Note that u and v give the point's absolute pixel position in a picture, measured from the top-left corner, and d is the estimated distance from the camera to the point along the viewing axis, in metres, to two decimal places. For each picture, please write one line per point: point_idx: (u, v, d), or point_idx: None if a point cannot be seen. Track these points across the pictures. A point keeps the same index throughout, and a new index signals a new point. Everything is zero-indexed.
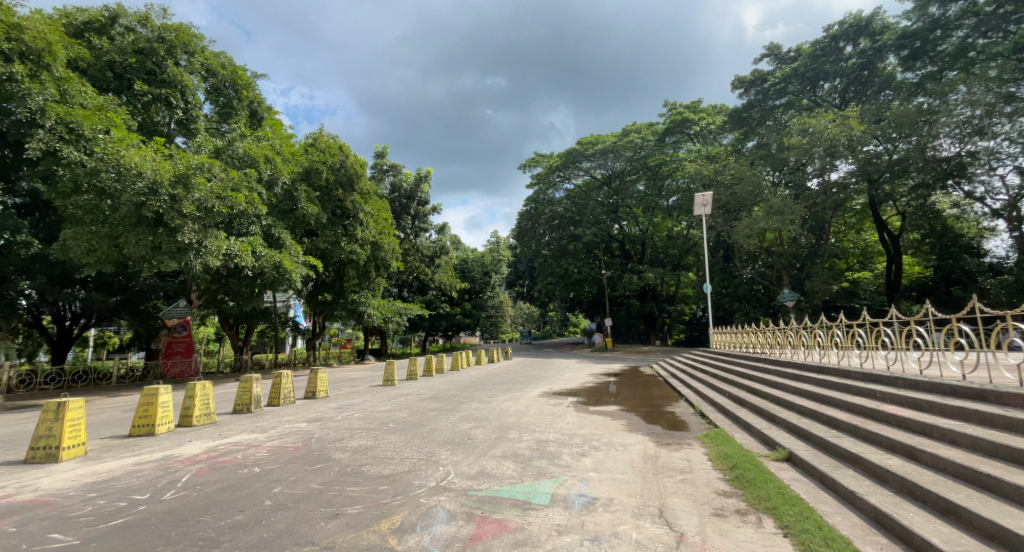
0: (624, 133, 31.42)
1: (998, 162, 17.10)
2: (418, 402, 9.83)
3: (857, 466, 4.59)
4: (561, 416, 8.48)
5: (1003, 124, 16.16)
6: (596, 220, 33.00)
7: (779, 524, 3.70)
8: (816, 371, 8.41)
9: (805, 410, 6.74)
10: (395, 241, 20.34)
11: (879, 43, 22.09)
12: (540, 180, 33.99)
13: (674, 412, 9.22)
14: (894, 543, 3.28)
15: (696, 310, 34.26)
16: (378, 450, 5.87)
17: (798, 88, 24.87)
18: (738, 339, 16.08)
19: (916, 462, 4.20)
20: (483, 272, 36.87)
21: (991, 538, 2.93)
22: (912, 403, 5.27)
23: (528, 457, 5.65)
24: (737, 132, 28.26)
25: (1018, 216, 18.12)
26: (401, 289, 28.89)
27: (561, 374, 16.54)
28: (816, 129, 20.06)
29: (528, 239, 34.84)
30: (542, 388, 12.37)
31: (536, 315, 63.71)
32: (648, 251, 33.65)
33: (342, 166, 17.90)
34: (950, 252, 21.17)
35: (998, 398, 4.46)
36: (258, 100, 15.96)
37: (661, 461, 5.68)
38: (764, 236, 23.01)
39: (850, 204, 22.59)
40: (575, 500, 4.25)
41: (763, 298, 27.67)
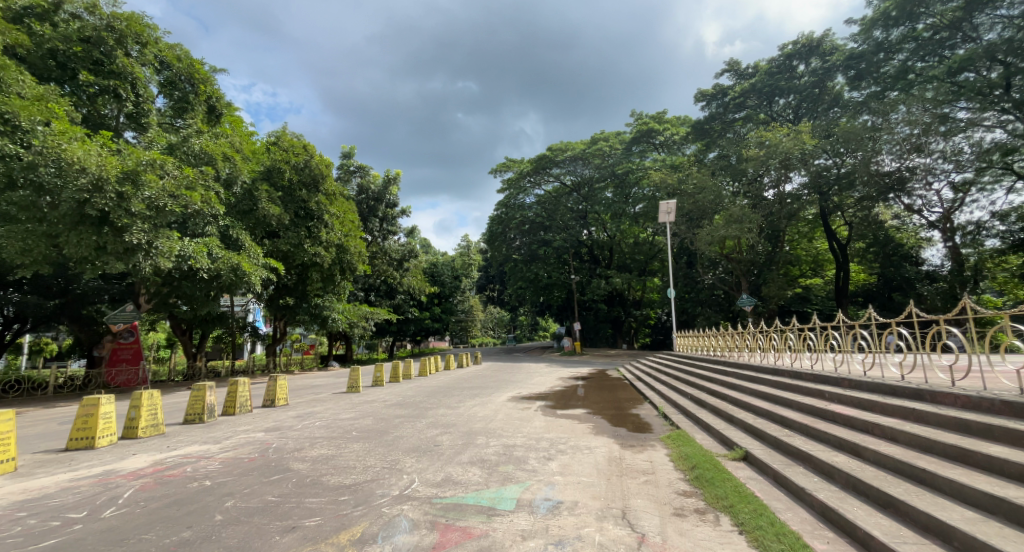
0: (593, 141, 32.06)
1: (935, 177, 18.42)
2: (384, 409, 9.61)
3: (807, 463, 4.82)
4: (529, 420, 8.47)
5: (938, 143, 17.49)
6: (565, 226, 33.43)
7: (736, 521, 3.84)
8: (771, 373, 8.77)
9: (760, 411, 7.02)
10: (361, 244, 19.89)
11: (828, 64, 23.46)
12: (510, 185, 33.96)
13: (639, 414, 9.40)
14: (839, 536, 3.44)
15: (660, 315, 35.19)
16: (340, 459, 5.70)
17: (755, 102, 26.18)
18: (700, 342, 16.58)
19: (860, 458, 4.45)
20: (453, 276, 36.57)
21: (926, 529, 3.14)
22: (856, 402, 5.59)
23: (494, 463, 5.62)
24: (699, 143, 29.17)
25: (951, 227, 19.61)
26: (368, 293, 28.32)
27: (529, 378, 16.61)
28: (772, 142, 21.18)
29: (498, 244, 34.76)
30: (511, 393, 12.32)
31: (506, 319, 63.68)
32: (615, 257, 34.29)
33: (307, 166, 17.41)
34: (892, 260, 22.71)
35: (933, 397, 4.78)
36: (217, 96, 15.23)
37: (625, 463, 5.78)
38: (724, 244, 23.89)
39: (803, 214, 23.80)
40: (540, 504, 4.25)
41: (723, 303, 28.64)
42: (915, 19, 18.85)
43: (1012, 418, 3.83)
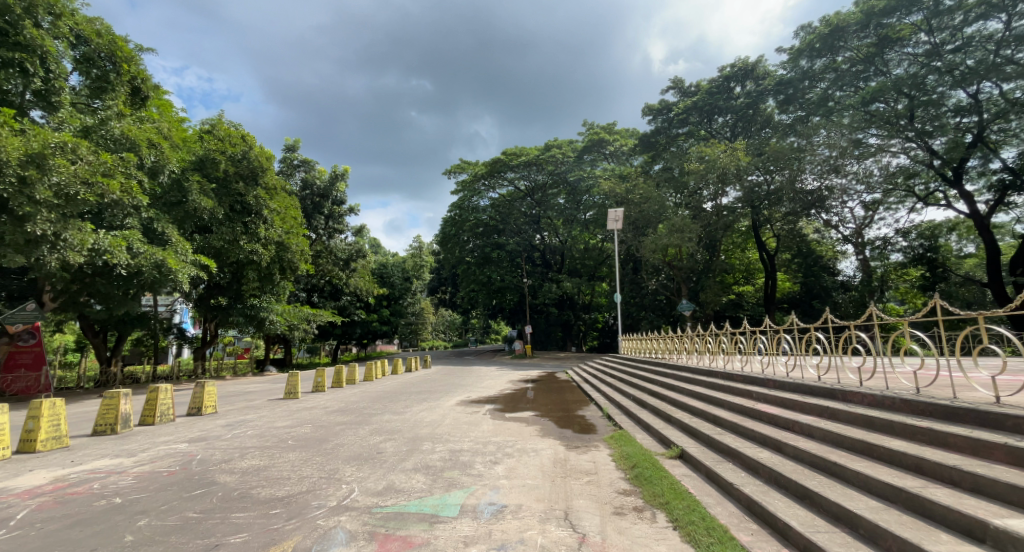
0: (546, 147, 32.38)
1: (848, 196, 20.49)
2: (324, 416, 9.18)
3: (735, 459, 5.12)
4: (476, 424, 8.41)
5: (853, 165, 19.39)
6: (518, 230, 33.72)
7: (670, 518, 4.00)
8: (705, 374, 9.26)
9: (695, 411, 7.38)
10: (304, 242, 18.99)
11: (761, 88, 25.35)
12: (465, 188, 33.59)
13: (584, 415, 9.60)
14: (762, 527, 3.69)
15: (608, 318, 36.28)
16: (273, 470, 5.37)
17: (697, 119, 27.66)
18: (643, 345, 17.28)
19: (782, 454, 4.79)
20: (404, 278, 35.84)
21: (836, 518, 3.42)
22: (779, 401, 6.01)
23: (439, 468, 5.52)
24: (645, 155, 30.42)
25: (862, 241, 21.64)
26: (311, 294, 27.13)
27: (478, 382, 16.52)
28: (711, 158, 22.58)
29: (451, 245, 34.38)
30: (459, 397, 12.18)
31: (457, 322, 62.99)
32: (566, 261, 34.98)
33: (245, 158, 16.45)
34: (812, 270, 25.10)
35: (843, 396, 5.25)
36: (143, 77, 13.94)
37: (569, 464, 5.87)
38: (667, 252, 25.04)
39: (737, 226, 25.39)
40: (484, 509, 4.23)
41: (665, 307, 29.99)
42: (835, 51, 20.72)
43: (908, 414, 4.27)
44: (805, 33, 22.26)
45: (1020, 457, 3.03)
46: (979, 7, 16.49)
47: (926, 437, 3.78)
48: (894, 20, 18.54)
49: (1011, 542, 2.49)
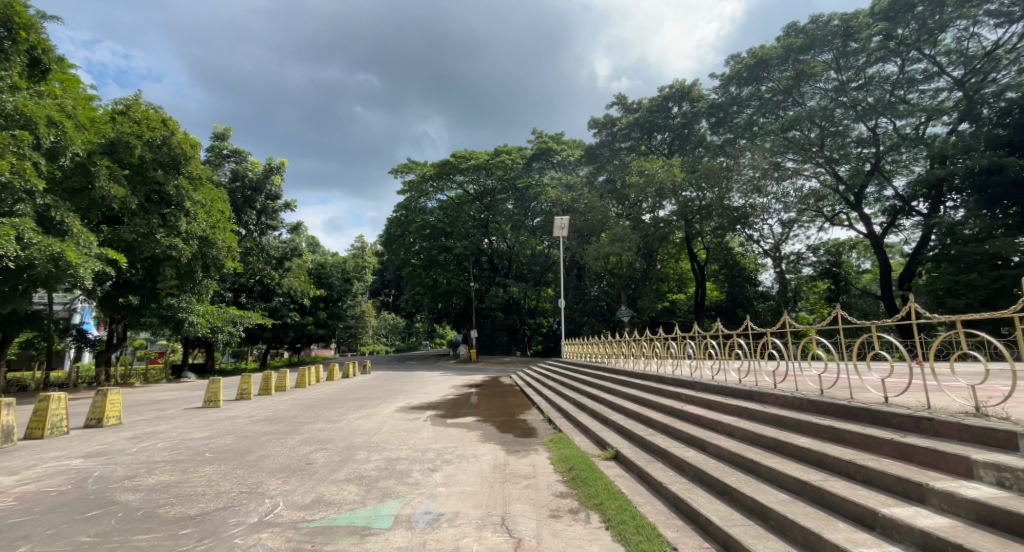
0: (496, 152, 32.42)
1: (768, 214, 22.34)
2: (248, 425, 8.57)
3: (665, 459, 5.37)
4: (416, 431, 8.20)
5: (773, 186, 21.29)
6: (466, 234, 33.52)
7: (603, 518, 4.12)
8: (640, 378, 9.68)
9: (630, 413, 7.67)
10: (232, 238, 17.70)
11: (695, 109, 26.97)
12: (412, 188, 32.77)
13: (525, 419, 9.68)
14: (686, 524, 3.88)
15: (552, 324, 36.94)
16: (185, 486, 4.92)
17: (638, 135, 28.99)
18: (585, 350, 17.75)
19: (705, 452, 5.09)
20: (343, 279, 34.03)
21: (750, 512, 3.68)
22: (705, 403, 6.40)
23: (374, 478, 5.32)
24: (591, 166, 31.46)
25: (779, 255, 23.66)
26: (238, 294, 25.39)
27: (421, 387, 16.21)
28: (650, 172, 23.76)
29: (396, 247, 32.95)
30: (399, 403, 11.84)
31: (401, 325, 61.41)
32: (513, 267, 35.26)
33: (165, 144, 14.99)
34: (737, 281, 27.14)
35: (760, 397, 5.68)
36: (44, 48, 12.44)
37: (508, 468, 5.88)
38: (609, 260, 25.99)
39: (672, 238, 26.75)
40: (419, 519, 4.12)
41: (606, 313, 31.09)
42: (760, 81, 22.59)
43: (814, 413, 4.69)
44: (734, 62, 24.13)
45: (904, 451, 3.42)
46: (878, 51, 18.76)
47: (828, 434, 4.16)
48: (809, 57, 20.60)
49: (896, 529, 2.78)
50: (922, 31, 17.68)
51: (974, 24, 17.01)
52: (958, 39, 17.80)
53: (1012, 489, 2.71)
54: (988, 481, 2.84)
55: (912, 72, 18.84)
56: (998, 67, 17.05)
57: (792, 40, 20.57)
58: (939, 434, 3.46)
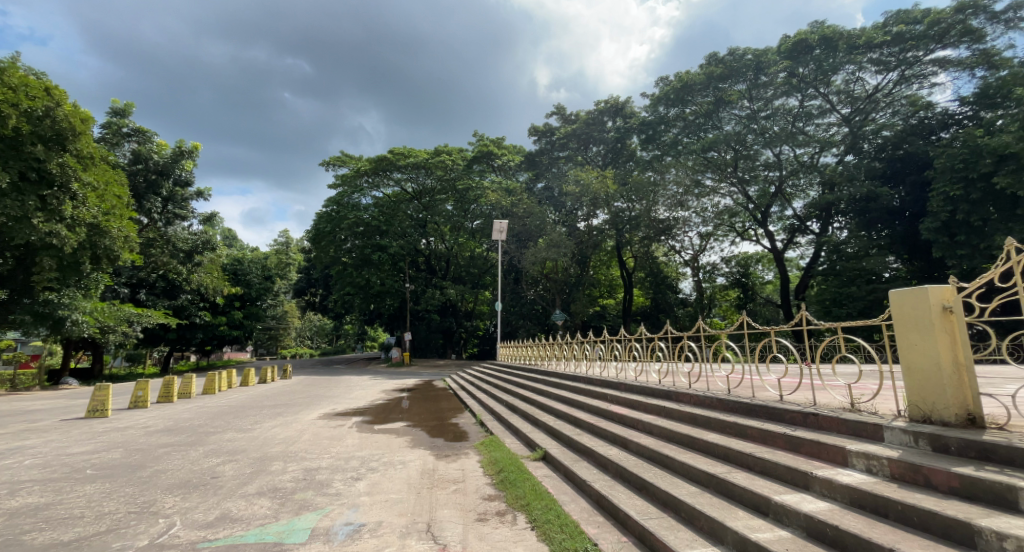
0: (436, 152, 31.87)
1: (689, 226, 24.05)
2: (143, 437, 7.66)
3: (590, 457, 5.56)
4: (339, 439, 7.79)
5: (693, 201, 23.01)
6: (402, 233, 32.45)
7: (529, 518, 4.17)
8: (570, 379, 9.95)
9: (560, 413, 7.84)
10: (130, 227, 15.79)
11: (628, 125, 28.28)
12: (345, 182, 31.20)
13: (456, 423, 9.57)
14: (606, 520, 4.03)
15: (488, 326, 36.89)
16: (59, 509, 4.29)
17: (575, 145, 29.86)
18: (518, 353, 17.90)
19: (627, 450, 5.34)
20: (263, 276, 31.60)
21: (665, 505, 3.90)
22: (629, 402, 6.69)
23: (290, 490, 4.98)
24: (530, 172, 31.95)
25: (698, 265, 25.52)
26: (136, 290, 22.73)
27: (348, 392, 15.50)
28: (585, 182, 24.58)
29: (325, 244, 31.32)
30: (322, 410, 11.20)
31: (328, 326, 58.36)
32: (451, 268, 34.96)
33: (49, 116, 13.10)
34: (662, 288, 28.87)
35: (676, 397, 6.05)
36: None
37: (437, 474, 5.77)
38: (544, 264, 26.53)
39: (604, 245, 27.86)
40: (338, 531, 3.91)
41: (541, 316, 31.64)
42: (685, 104, 24.23)
43: (722, 411, 5.07)
44: (663, 84, 25.68)
45: (794, 443, 3.81)
46: (783, 86, 20.99)
47: (733, 430, 4.53)
48: (727, 85, 22.56)
49: (785, 514, 3.09)
50: (818, 72, 20.06)
51: (860, 69, 19.56)
52: (846, 81, 20.21)
53: (878, 474, 3.10)
54: (860, 468, 3.24)
55: (809, 106, 21.22)
56: (877, 108, 19.75)
57: (713, 69, 22.36)
58: (822, 428, 3.89)
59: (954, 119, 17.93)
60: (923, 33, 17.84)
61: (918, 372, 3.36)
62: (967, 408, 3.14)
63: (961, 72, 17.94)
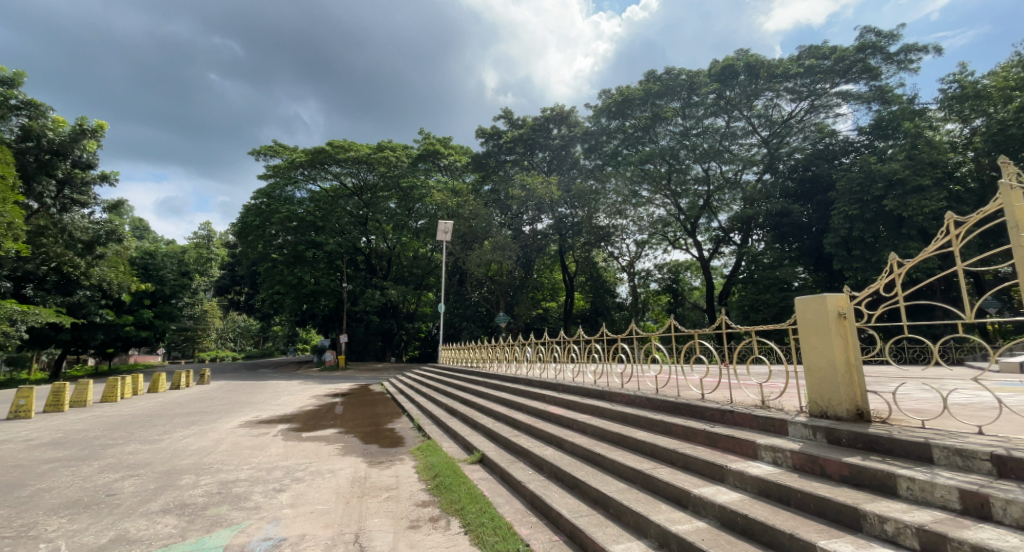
0: (379, 148, 30.84)
1: (627, 234, 25.08)
2: (24, 452, 6.71)
3: (526, 458, 5.60)
4: (262, 448, 7.29)
5: (632, 210, 24.04)
6: (340, 230, 31.04)
7: (463, 523, 4.13)
8: (511, 381, 9.97)
9: (499, 415, 7.83)
10: (15, 213, 13.93)
11: (572, 134, 28.77)
12: (277, 173, 29.34)
13: (392, 428, 9.29)
14: (540, 520, 4.08)
15: (431, 329, 36.12)
16: None
17: (522, 150, 29.87)
18: (460, 355, 17.70)
19: (562, 449, 5.44)
20: (180, 272, 28.90)
21: (595, 502, 4.01)
22: (566, 402, 6.82)
23: (201, 506, 4.58)
24: (476, 174, 31.70)
25: (634, 271, 26.73)
26: (21, 284, 19.85)
27: (274, 398, 14.54)
28: (531, 187, 24.70)
29: (253, 239, 29.24)
30: (244, 417, 10.41)
31: (254, 328, 54.56)
32: (393, 268, 34.06)
33: None
34: (601, 292, 29.83)
35: (609, 396, 6.26)
36: None
37: (369, 482, 5.55)
38: (489, 267, 26.43)
39: (547, 249, 28.29)
40: (254, 548, 3.64)
41: (484, 319, 31.53)
42: (625, 117, 25.25)
43: (650, 410, 5.31)
44: (605, 96, 26.57)
45: (712, 439, 4.07)
46: (712, 106, 22.58)
47: (660, 428, 4.76)
48: (663, 102, 23.80)
49: (703, 506, 3.28)
50: (742, 96, 21.79)
51: (777, 96, 21.44)
52: (766, 106, 22.07)
53: (782, 466, 3.39)
54: (767, 460, 3.52)
55: (734, 127, 22.91)
56: (791, 133, 21.72)
57: (651, 85, 23.47)
58: (737, 424, 4.18)
59: (854, 146, 20.23)
60: (831, 68, 19.95)
61: (817, 371, 3.72)
62: (857, 403, 3.51)
63: (860, 105, 20.18)
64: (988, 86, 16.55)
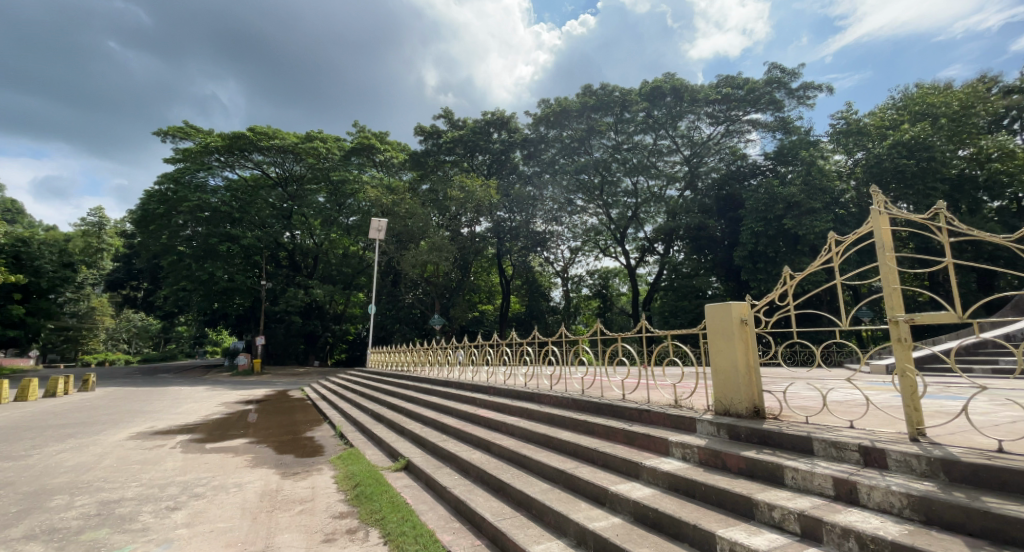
0: (308, 138, 29.06)
1: (562, 240, 26.22)
2: None
3: (452, 463, 5.53)
4: (156, 462, 6.55)
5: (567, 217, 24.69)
6: (260, 223, 28.90)
7: (382, 533, 3.98)
8: (441, 385, 9.79)
9: (427, 420, 7.66)
10: None
11: (512, 139, 28.72)
12: (187, 157, 26.59)
13: (311, 436, 8.77)
14: (463, 526, 4.03)
15: (360, 331, 34.55)
16: None
17: (461, 151, 29.41)
18: (390, 358, 17.14)
19: (489, 452, 5.43)
20: (61, 263, 25.20)
21: (519, 504, 4.04)
22: (496, 405, 6.83)
23: (75, 531, 4.02)
24: (414, 172, 30.79)
25: (567, 276, 27.53)
26: None
27: (175, 406, 13.13)
28: (470, 190, 24.13)
29: (156, 229, 26.42)
30: (136, 429, 9.28)
31: (154, 327, 48.96)
32: (320, 266, 32.30)
33: None
34: (535, 296, 30.14)
35: (537, 399, 6.35)
36: None
37: (281, 494, 5.18)
38: (426, 268, 25.75)
39: (485, 252, 28.14)
40: None
41: (418, 321, 30.65)
42: (562, 127, 25.94)
43: (576, 411, 5.46)
44: (545, 105, 27.13)
45: (630, 437, 4.27)
46: (642, 124, 23.82)
47: (583, 428, 4.91)
48: (598, 115, 24.75)
49: (619, 503, 3.43)
50: (668, 116, 23.27)
51: (698, 119, 23.17)
52: (689, 128, 23.75)
53: (690, 461, 3.62)
54: (677, 455, 3.75)
55: (661, 145, 24.39)
56: (709, 154, 23.57)
57: (588, 99, 24.35)
58: (652, 422, 4.43)
59: (761, 170, 22.37)
60: (744, 97, 21.95)
61: (722, 373, 4.03)
62: (755, 401, 3.85)
63: (767, 133, 22.36)
64: (869, 124, 19.21)
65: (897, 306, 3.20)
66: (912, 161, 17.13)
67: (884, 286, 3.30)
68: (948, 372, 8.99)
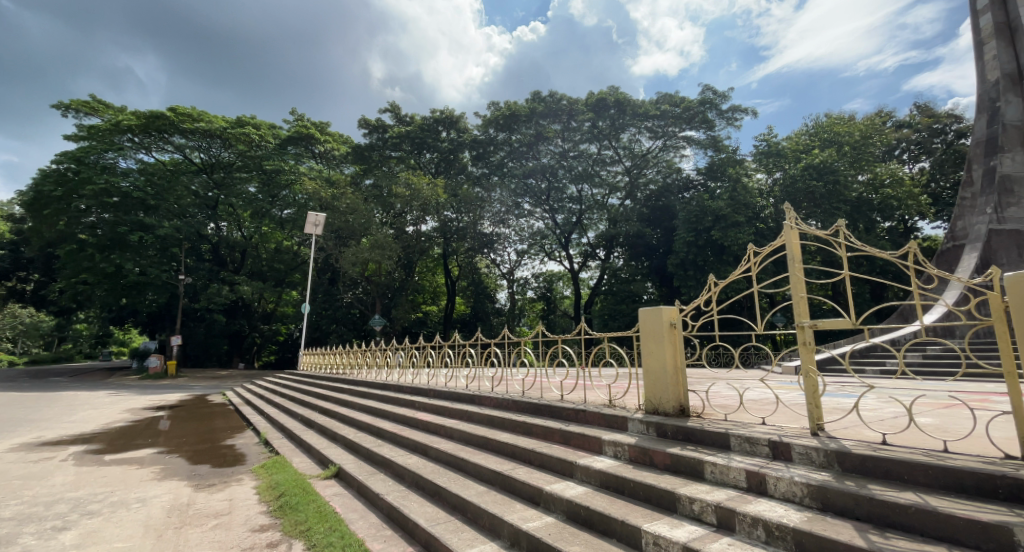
0: (238, 123, 27.07)
1: (508, 242, 26.39)
2: None
3: (387, 469, 5.36)
4: (42, 477, 5.79)
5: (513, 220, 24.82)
6: (180, 212, 26.48)
7: (307, 545, 3.77)
8: (379, 388, 9.44)
9: (362, 424, 7.37)
10: None
11: (460, 140, 28.37)
12: (93, 135, 23.79)
13: (232, 445, 8.14)
14: (395, 533, 3.92)
15: (292, 331, 32.64)
16: None
17: (408, 148, 28.69)
18: (324, 360, 16.31)
19: (426, 456, 5.33)
20: None
21: (454, 508, 3.99)
22: (435, 408, 6.69)
23: None
24: (356, 166, 29.55)
25: (513, 279, 27.66)
26: None
27: (69, 413, 11.67)
28: (416, 188, 23.63)
29: (53, 214, 23.50)
30: (18, 440, 8.13)
31: (45, 325, 43.15)
32: (249, 261, 30.20)
33: None
34: (480, 297, 29.91)
35: (477, 401, 6.32)
36: None
37: (194, 508, 4.76)
38: (367, 266, 24.81)
39: (430, 251, 27.62)
40: None
41: (357, 322, 29.45)
42: (511, 130, 26.12)
43: (515, 412, 5.50)
44: (494, 108, 27.17)
45: (566, 437, 4.36)
46: (588, 133, 24.49)
47: (521, 429, 4.96)
48: (546, 122, 25.16)
49: (553, 502, 3.49)
50: (612, 127, 24.14)
51: (640, 132, 24.22)
52: (631, 139, 24.73)
53: (621, 459, 3.77)
54: (610, 454, 3.89)
55: (604, 154, 25.24)
56: (648, 166, 24.71)
57: (536, 105, 24.71)
58: (588, 422, 4.56)
59: (694, 184, 23.79)
60: (680, 114, 23.29)
61: (652, 373, 4.24)
62: (681, 401, 4.08)
63: (700, 149, 23.84)
64: (785, 147, 21.07)
65: (803, 313, 3.52)
66: (821, 183, 19.02)
67: (793, 294, 3.61)
68: (846, 372, 10.04)
